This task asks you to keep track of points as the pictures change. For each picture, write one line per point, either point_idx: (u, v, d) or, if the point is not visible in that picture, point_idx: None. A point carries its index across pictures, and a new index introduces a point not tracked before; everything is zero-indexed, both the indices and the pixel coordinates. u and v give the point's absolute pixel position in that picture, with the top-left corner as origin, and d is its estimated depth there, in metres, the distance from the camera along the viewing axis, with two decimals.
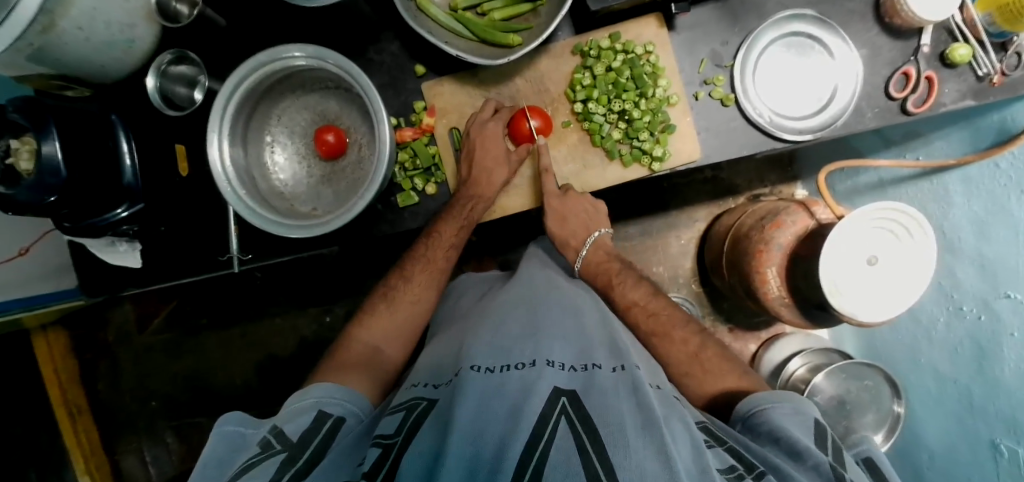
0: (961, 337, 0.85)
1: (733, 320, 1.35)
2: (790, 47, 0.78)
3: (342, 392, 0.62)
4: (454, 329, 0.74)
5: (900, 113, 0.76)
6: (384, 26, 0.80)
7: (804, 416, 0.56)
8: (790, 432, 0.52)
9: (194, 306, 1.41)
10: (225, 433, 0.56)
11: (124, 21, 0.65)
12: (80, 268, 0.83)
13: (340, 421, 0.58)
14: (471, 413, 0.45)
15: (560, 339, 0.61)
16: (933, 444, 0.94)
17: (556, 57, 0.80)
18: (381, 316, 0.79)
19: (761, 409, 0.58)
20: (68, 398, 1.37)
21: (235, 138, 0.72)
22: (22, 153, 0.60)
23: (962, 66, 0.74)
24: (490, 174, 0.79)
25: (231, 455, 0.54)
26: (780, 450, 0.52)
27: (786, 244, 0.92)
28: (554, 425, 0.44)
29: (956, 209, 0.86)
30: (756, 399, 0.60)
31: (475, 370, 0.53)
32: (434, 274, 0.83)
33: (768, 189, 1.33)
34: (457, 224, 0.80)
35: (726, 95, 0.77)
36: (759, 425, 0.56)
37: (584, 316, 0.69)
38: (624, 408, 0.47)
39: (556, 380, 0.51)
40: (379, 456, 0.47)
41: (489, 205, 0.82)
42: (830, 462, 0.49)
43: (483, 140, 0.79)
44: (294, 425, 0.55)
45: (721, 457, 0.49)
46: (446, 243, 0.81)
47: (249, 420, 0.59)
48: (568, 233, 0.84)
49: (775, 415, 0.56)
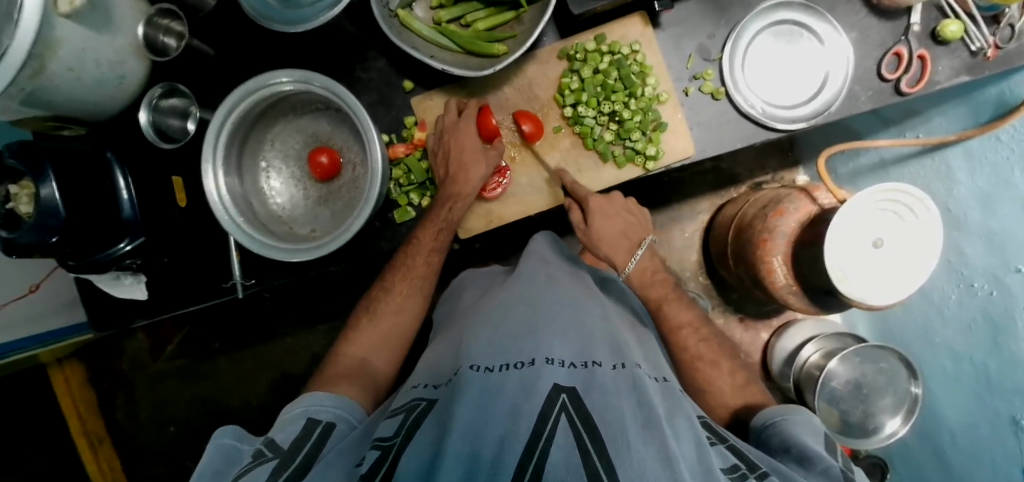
0: (973, 313, 0.84)
1: (743, 309, 1.34)
2: (778, 36, 0.77)
3: (333, 399, 0.62)
4: (452, 330, 0.73)
5: (894, 94, 0.76)
6: (370, 44, 0.80)
7: (813, 427, 0.58)
8: (800, 441, 0.54)
9: (205, 330, 1.42)
10: (221, 446, 0.55)
11: (113, 58, 0.66)
12: (89, 303, 0.84)
13: (330, 426, 0.59)
14: (473, 413, 0.45)
15: (560, 336, 0.60)
16: (952, 423, 0.93)
17: (543, 62, 0.80)
18: (365, 330, 0.79)
19: (774, 420, 0.59)
20: (87, 430, 1.40)
21: (230, 167, 0.72)
22: (22, 197, 0.61)
23: (955, 42, 0.73)
24: (466, 171, 0.78)
25: (226, 468, 0.52)
26: (790, 459, 0.53)
27: (790, 231, 0.92)
28: (554, 422, 0.43)
29: (960, 185, 0.84)
30: (768, 413, 0.61)
31: (474, 369, 0.53)
32: (412, 281, 0.81)
33: (770, 176, 1.32)
34: (436, 227, 0.79)
35: (716, 89, 0.77)
36: (772, 435, 0.58)
37: (584, 310, 0.68)
38: (625, 407, 0.47)
39: (556, 377, 0.50)
40: (378, 457, 0.46)
41: (470, 203, 0.80)
42: (840, 467, 0.50)
43: (456, 139, 0.78)
44: (284, 434, 0.55)
45: (723, 456, 0.49)
46: (426, 247, 0.79)
47: (246, 436, 0.58)
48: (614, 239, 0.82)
49: (788, 426, 0.58)
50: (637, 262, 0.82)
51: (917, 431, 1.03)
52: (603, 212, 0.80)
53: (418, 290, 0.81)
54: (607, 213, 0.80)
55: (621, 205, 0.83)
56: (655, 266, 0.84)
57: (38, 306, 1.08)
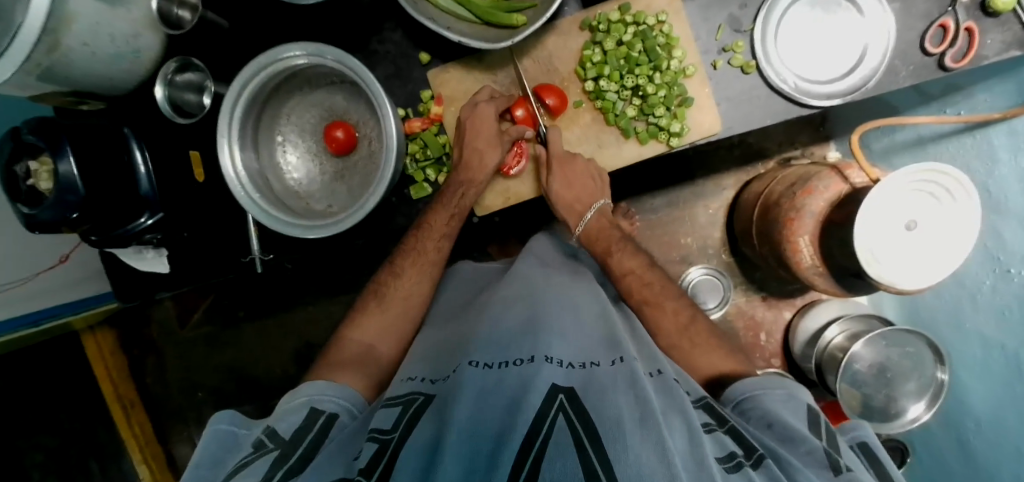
0: (1007, 300, 0.81)
1: (767, 288, 1.31)
2: (815, 6, 0.73)
3: (335, 389, 0.62)
4: (463, 313, 0.73)
5: (937, 69, 0.71)
6: (385, 16, 0.78)
7: (795, 401, 0.57)
8: (783, 418, 0.53)
9: (230, 300, 1.45)
10: (218, 433, 0.56)
11: (128, 32, 0.65)
12: (118, 273, 0.86)
13: (333, 417, 0.59)
14: (472, 409, 0.45)
15: (558, 334, 0.59)
16: (978, 411, 0.91)
17: (564, 34, 0.77)
18: (374, 313, 0.79)
19: (753, 392, 0.59)
20: (120, 393, 1.46)
21: (246, 142, 0.72)
22: (42, 174, 0.61)
23: (1006, 14, 0.67)
24: (480, 155, 0.77)
25: (226, 455, 0.54)
26: (773, 435, 0.52)
27: (819, 210, 0.88)
28: (551, 424, 0.43)
29: (1002, 166, 0.80)
30: (745, 383, 0.60)
31: (474, 365, 0.54)
32: (426, 267, 0.81)
33: (800, 151, 1.27)
34: (448, 212, 0.78)
35: (746, 62, 0.73)
36: (749, 408, 0.57)
37: (582, 309, 0.68)
38: (621, 403, 0.46)
39: (553, 376, 0.50)
40: (376, 452, 0.46)
41: (484, 188, 0.80)
42: (825, 448, 0.49)
43: (474, 122, 0.76)
44: (286, 423, 0.56)
45: (720, 444, 0.47)
46: (437, 232, 0.80)
47: (242, 418, 0.59)
48: (573, 198, 0.80)
49: (769, 400, 0.56)
50: (587, 219, 0.84)
51: (941, 417, 1.01)
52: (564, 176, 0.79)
53: (432, 269, 0.82)
54: (567, 178, 0.79)
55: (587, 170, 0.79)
56: (603, 230, 0.85)
57: (68, 277, 1.11)
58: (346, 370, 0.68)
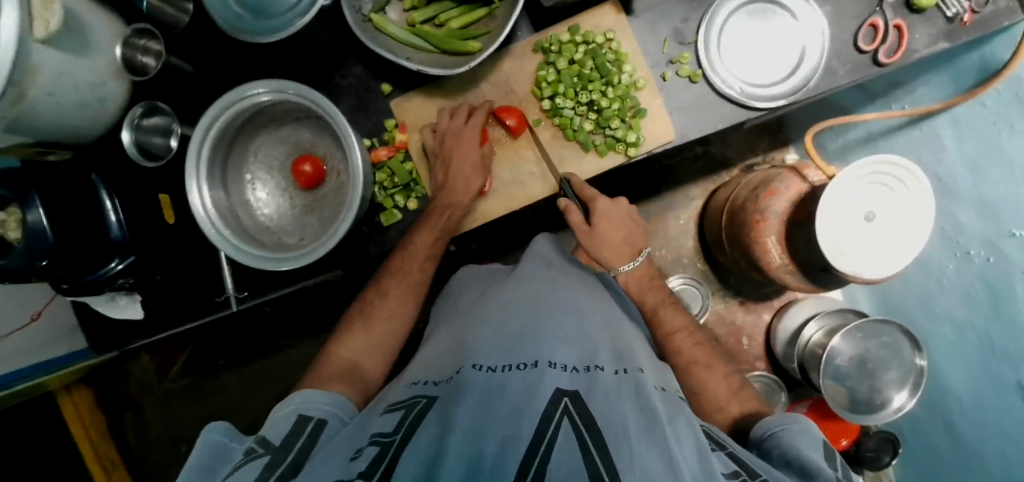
0: (972, 281, 0.84)
1: (743, 293, 1.33)
2: (752, 15, 0.77)
3: (325, 397, 0.61)
4: (448, 329, 0.73)
5: (873, 65, 0.75)
6: (345, 50, 0.81)
7: (812, 437, 0.55)
8: (800, 453, 0.52)
9: (209, 348, 1.43)
10: (211, 443, 0.54)
11: (91, 81, 0.67)
12: (88, 326, 0.85)
13: (322, 422, 0.58)
14: (473, 415, 0.45)
15: (560, 339, 0.59)
16: (958, 393, 0.92)
17: (520, 57, 0.81)
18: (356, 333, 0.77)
19: (775, 432, 0.57)
20: (100, 453, 1.42)
21: (215, 180, 0.73)
22: (10, 223, 0.62)
23: (930, 9, 0.72)
24: (465, 179, 0.78)
25: (217, 465, 0.52)
26: (792, 473, 0.51)
27: (782, 210, 0.91)
28: (556, 426, 0.43)
29: (950, 153, 0.84)
30: (771, 423, 0.59)
31: (477, 369, 0.54)
32: (411, 288, 0.81)
33: (761, 158, 1.31)
34: (431, 235, 0.79)
35: (693, 72, 0.76)
36: (771, 449, 0.56)
37: (584, 314, 0.68)
38: (626, 410, 0.47)
39: (558, 381, 0.50)
40: (378, 452, 0.46)
41: (466, 209, 0.81)
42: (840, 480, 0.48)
43: (459, 146, 0.78)
44: (275, 431, 0.54)
45: (725, 461, 0.48)
46: (421, 255, 0.80)
47: (235, 432, 0.57)
48: (612, 242, 0.83)
49: (791, 438, 0.54)
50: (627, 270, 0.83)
51: (925, 403, 1.03)
52: (605, 216, 0.81)
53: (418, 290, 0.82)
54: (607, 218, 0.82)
55: (621, 212, 0.84)
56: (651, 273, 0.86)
57: (42, 336, 1.10)
58: (342, 383, 0.66)
